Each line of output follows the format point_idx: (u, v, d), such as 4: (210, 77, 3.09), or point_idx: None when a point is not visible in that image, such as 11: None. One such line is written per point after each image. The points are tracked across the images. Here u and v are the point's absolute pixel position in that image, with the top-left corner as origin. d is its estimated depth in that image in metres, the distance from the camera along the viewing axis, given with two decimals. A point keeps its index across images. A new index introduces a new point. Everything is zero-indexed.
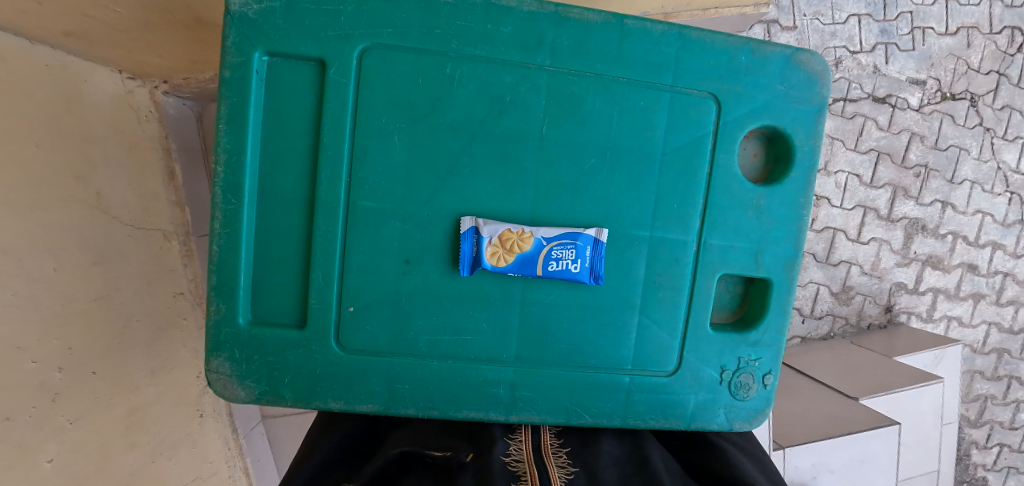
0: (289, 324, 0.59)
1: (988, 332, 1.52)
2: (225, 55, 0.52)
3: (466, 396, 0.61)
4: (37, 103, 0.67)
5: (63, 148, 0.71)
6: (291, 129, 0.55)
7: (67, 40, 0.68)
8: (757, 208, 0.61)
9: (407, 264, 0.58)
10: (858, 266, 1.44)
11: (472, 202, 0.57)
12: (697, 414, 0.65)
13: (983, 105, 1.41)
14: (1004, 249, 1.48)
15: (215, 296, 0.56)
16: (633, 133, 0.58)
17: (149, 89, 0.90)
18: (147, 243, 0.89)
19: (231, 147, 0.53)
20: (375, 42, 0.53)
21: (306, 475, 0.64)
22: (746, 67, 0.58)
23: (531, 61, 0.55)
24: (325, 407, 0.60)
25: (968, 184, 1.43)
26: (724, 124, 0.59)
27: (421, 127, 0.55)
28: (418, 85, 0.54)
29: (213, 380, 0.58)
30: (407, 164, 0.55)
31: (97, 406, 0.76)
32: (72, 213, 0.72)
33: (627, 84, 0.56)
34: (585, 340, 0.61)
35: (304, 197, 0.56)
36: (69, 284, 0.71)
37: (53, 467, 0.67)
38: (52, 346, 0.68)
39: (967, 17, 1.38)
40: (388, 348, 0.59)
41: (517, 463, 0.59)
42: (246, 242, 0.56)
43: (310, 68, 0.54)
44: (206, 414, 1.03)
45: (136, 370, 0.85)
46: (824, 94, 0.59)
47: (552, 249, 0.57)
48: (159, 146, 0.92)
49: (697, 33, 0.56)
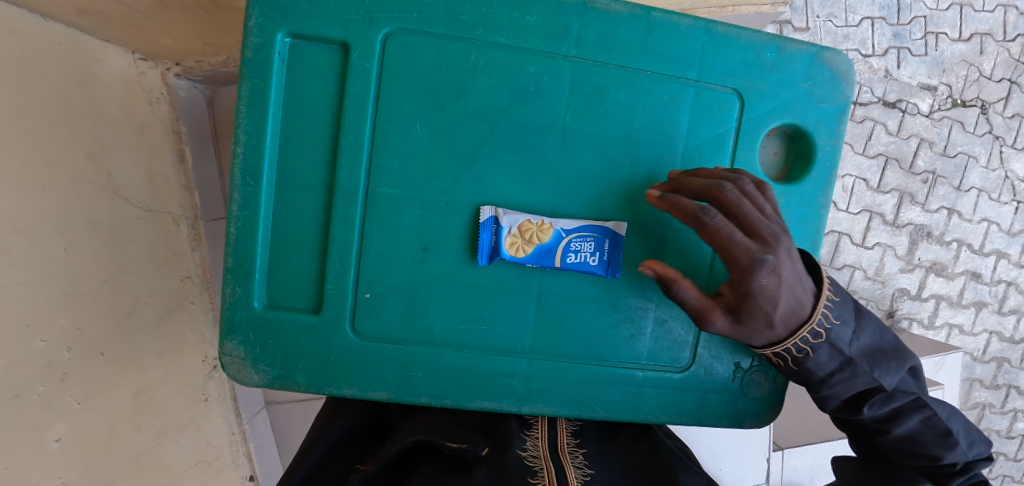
0: (304, 309, 0.58)
1: (989, 341, 1.52)
2: (248, 35, 0.51)
3: (480, 386, 0.60)
4: (50, 80, 0.66)
5: (75, 128, 0.71)
6: (312, 113, 0.54)
7: (82, 19, 0.68)
8: (776, 206, 0.60)
9: (425, 252, 0.57)
10: (862, 271, 1.44)
11: (491, 191, 0.56)
12: (709, 412, 0.65)
13: (994, 112, 1.41)
14: (1009, 258, 1.48)
15: (230, 278, 0.56)
16: (653, 127, 0.57)
17: (161, 71, 0.90)
18: (155, 226, 0.89)
19: (251, 128, 0.53)
20: (399, 27, 0.52)
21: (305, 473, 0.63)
22: (771, 64, 0.58)
23: (555, 50, 0.54)
24: (338, 394, 0.59)
25: (975, 192, 1.43)
26: (747, 121, 0.58)
27: (443, 115, 0.55)
28: (441, 72, 0.54)
29: (226, 363, 0.58)
30: (427, 150, 0.55)
31: (105, 387, 0.75)
32: (84, 194, 0.72)
33: (650, 77, 0.56)
34: (600, 334, 0.61)
35: (323, 181, 0.55)
36: (78, 263, 0.71)
37: (60, 447, 0.66)
38: (61, 325, 0.67)
39: (981, 24, 1.38)
40: (403, 336, 0.59)
41: (534, 459, 0.58)
42: (263, 224, 0.56)
43: (333, 52, 0.53)
44: (211, 398, 1.03)
45: (143, 353, 0.84)
46: (847, 93, 0.59)
47: (571, 241, 0.57)
48: (170, 129, 0.93)
49: (723, 28, 0.56)
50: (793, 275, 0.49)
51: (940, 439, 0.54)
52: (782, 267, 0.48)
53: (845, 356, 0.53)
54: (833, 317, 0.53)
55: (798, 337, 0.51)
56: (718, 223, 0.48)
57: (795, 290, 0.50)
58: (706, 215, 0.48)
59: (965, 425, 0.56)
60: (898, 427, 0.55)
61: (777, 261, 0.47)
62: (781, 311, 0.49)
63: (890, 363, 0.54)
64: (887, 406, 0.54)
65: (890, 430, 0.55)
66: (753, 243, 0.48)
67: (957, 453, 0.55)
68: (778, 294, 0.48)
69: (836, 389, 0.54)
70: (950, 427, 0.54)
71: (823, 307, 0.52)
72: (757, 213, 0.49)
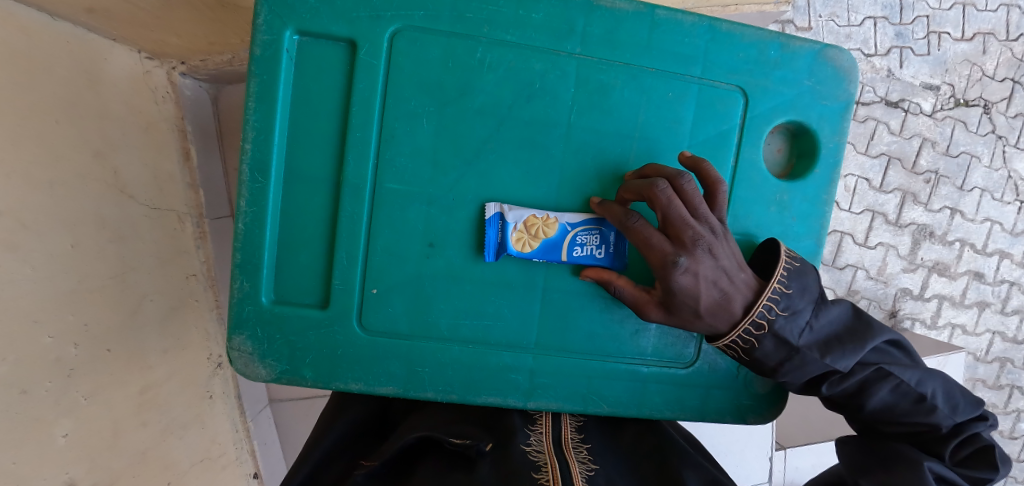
0: (311, 304, 0.59)
1: (992, 341, 1.52)
2: (256, 33, 0.52)
3: (485, 381, 0.61)
4: (57, 78, 0.67)
5: (83, 126, 0.71)
6: (320, 110, 0.55)
7: (90, 17, 0.68)
8: (779, 203, 0.61)
9: (430, 248, 0.58)
10: (865, 270, 1.44)
11: (497, 188, 0.57)
12: (712, 407, 0.65)
13: (997, 112, 1.41)
14: (1011, 258, 1.48)
15: (238, 273, 0.56)
16: (658, 124, 0.58)
17: (167, 70, 0.91)
18: (160, 223, 0.89)
19: (259, 125, 0.54)
20: (406, 24, 0.53)
21: (307, 471, 0.62)
22: (775, 61, 0.58)
23: (560, 47, 0.55)
24: (345, 388, 0.60)
25: (978, 191, 1.43)
26: (751, 118, 0.59)
27: (449, 112, 0.55)
28: (447, 69, 0.54)
29: (234, 358, 0.58)
30: (433, 146, 0.55)
31: (112, 383, 0.76)
32: (91, 191, 0.73)
33: (654, 74, 0.57)
34: (604, 330, 0.62)
35: (330, 177, 0.56)
36: (85, 260, 0.71)
37: (68, 442, 0.67)
38: (69, 321, 0.68)
39: (983, 24, 1.38)
40: (409, 332, 0.59)
41: (538, 453, 0.58)
42: (270, 220, 0.56)
43: (341, 49, 0.54)
44: (216, 395, 1.04)
45: (148, 350, 0.85)
46: (851, 90, 0.59)
47: (576, 235, 0.57)
48: (175, 127, 0.93)
49: (727, 26, 0.56)
50: (715, 272, 0.50)
51: (915, 405, 0.54)
52: (698, 267, 0.49)
53: (792, 347, 0.53)
54: (780, 308, 0.52)
55: (740, 331, 0.52)
56: (638, 226, 0.50)
57: (720, 284, 0.50)
58: (630, 218, 0.50)
59: (941, 385, 0.56)
60: (869, 401, 0.55)
61: (691, 262, 0.48)
62: (704, 304, 0.50)
63: (845, 346, 0.53)
64: (848, 380, 0.55)
65: (862, 404, 0.55)
66: (670, 246, 0.49)
67: (937, 416, 0.54)
68: (697, 291, 0.49)
69: (790, 376, 0.54)
70: (922, 389, 0.54)
71: (764, 301, 0.51)
72: (684, 214, 0.48)
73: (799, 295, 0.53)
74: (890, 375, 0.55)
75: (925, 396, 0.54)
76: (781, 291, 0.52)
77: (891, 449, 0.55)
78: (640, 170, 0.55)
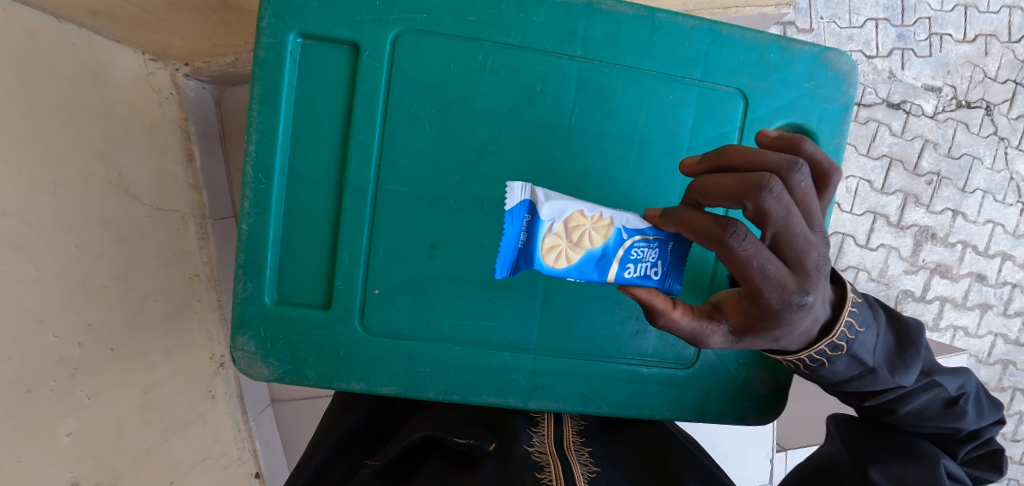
0: (314, 305, 0.59)
1: (994, 343, 1.52)
2: (260, 36, 0.52)
3: (487, 382, 0.61)
4: (62, 80, 0.67)
5: (87, 128, 0.72)
6: (323, 112, 0.55)
7: (95, 20, 0.69)
8: None
9: (432, 249, 0.58)
10: (866, 272, 1.44)
11: (499, 190, 0.57)
12: (712, 408, 0.66)
13: (999, 114, 1.41)
14: (1014, 260, 1.48)
15: (242, 274, 0.57)
16: (658, 126, 0.58)
17: (171, 71, 0.92)
18: (163, 224, 0.90)
19: (263, 127, 0.54)
20: (408, 27, 0.53)
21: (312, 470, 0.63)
22: (774, 64, 0.58)
23: (561, 50, 0.55)
24: (347, 388, 0.60)
25: (980, 193, 1.43)
26: (750, 121, 0.59)
27: (451, 114, 0.55)
28: (449, 72, 0.55)
29: (237, 358, 0.59)
30: (435, 148, 0.56)
31: (115, 383, 0.76)
32: (95, 191, 0.73)
33: (655, 77, 0.57)
34: (605, 331, 0.62)
35: (332, 179, 0.56)
36: (89, 260, 0.72)
37: (71, 441, 0.67)
38: (73, 321, 0.68)
39: (985, 25, 1.38)
40: (410, 332, 0.60)
41: (540, 454, 0.59)
42: (273, 221, 0.57)
43: (344, 52, 0.54)
44: (218, 395, 1.04)
45: (152, 350, 0.85)
46: (850, 93, 0.60)
47: (631, 247, 0.48)
48: (178, 128, 0.94)
49: (727, 29, 0.57)
50: (819, 296, 0.41)
51: (947, 409, 0.53)
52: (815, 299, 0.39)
53: (865, 366, 0.50)
54: (858, 326, 0.48)
55: (814, 350, 0.47)
56: (750, 253, 0.36)
57: (817, 307, 0.42)
58: (733, 237, 0.36)
59: (971, 392, 0.55)
60: (906, 404, 0.53)
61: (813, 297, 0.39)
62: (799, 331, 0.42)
63: (907, 361, 0.51)
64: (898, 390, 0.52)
65: (897, 409, 0.53)
66: (790, 278, 0.38)
67: (965, 421, 0.53)
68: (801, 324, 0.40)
69: (852, 389, 0.52)
70: (956, 396, 0.53)
71: (846, 318, 0.47)
72: (804, 231, 0.37)
73: (866, 307, 0.50)
74: (934, 383, 0.53)
75: (957, 402, 0.53)
76: (856, 303, 0.48)
77: (907, 444, 0.54)
78: (715, 155, 0.40)
